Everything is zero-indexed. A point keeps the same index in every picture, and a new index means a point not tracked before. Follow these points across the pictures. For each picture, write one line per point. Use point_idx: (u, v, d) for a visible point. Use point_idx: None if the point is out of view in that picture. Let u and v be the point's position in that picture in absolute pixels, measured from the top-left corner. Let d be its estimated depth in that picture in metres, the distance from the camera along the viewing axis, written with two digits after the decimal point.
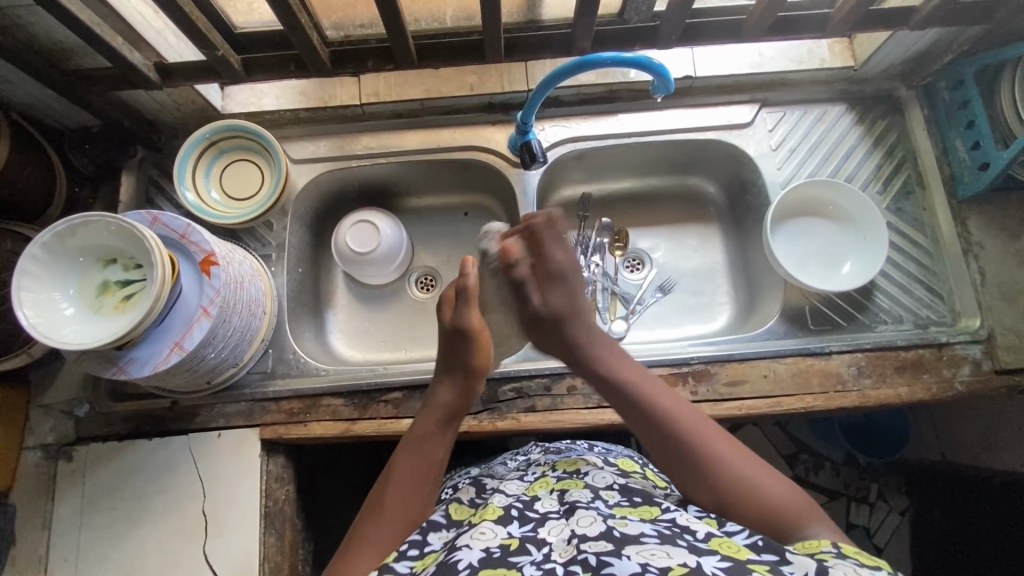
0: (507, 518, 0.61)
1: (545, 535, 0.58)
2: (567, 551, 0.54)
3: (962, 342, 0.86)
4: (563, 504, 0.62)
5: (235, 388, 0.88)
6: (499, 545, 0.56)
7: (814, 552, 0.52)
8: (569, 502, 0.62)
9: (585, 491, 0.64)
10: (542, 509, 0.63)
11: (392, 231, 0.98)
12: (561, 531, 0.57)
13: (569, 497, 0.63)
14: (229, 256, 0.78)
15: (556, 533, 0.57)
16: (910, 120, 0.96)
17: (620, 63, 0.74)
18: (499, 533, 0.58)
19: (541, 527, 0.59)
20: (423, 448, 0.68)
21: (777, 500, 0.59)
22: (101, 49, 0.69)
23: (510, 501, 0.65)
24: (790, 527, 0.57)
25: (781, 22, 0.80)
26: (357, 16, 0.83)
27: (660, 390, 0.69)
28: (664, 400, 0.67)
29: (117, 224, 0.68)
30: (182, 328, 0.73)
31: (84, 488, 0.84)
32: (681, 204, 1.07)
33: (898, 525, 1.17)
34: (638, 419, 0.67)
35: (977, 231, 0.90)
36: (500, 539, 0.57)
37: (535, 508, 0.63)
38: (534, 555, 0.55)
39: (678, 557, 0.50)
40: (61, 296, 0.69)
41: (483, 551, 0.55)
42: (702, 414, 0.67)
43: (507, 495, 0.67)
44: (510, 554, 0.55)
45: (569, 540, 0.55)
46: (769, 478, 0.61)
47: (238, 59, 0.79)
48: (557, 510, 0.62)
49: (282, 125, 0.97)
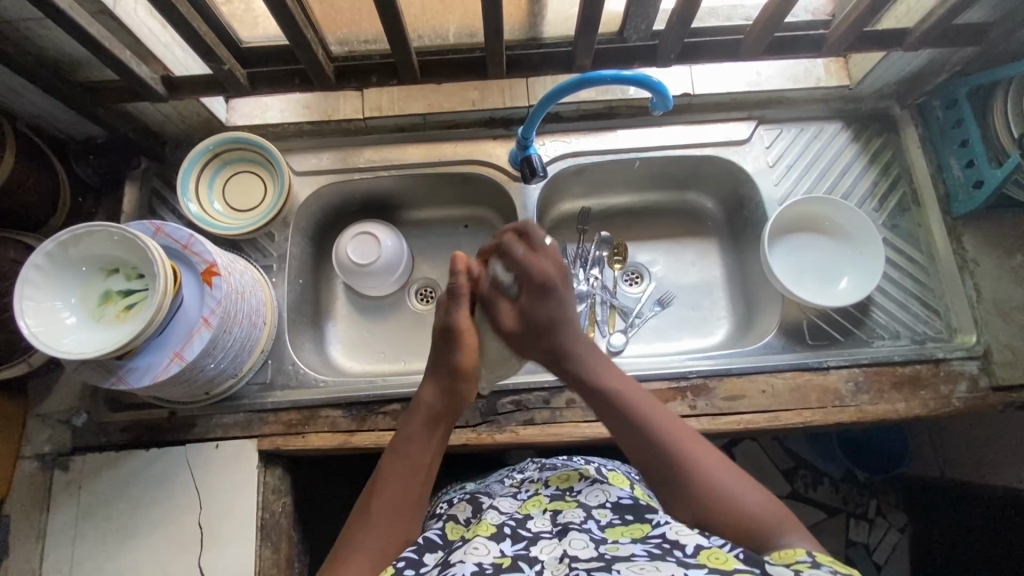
0: (500, 535, 0.61)
1: (538, 553, 0.59)
2: (560, 569, 0.55)
3: (959, 358, 0.87)
4: (556, 524, 0.63)
5: (234, 398, 0.88)
6: (492, 562, 0.56)
7: (790, 562, 0.51)
8: (562, 523, 0.63)
9: (578, 512, 0.65)
10: (535, 528, 0.63)
11: (392, 242, 0.99)
12: (554, 550, 0.59)
13: (562, 518, 0.64)
14: (230, 267, 0.78)
15: (548, 552, 0.59)
16: (905, 138, 0.97)
17: (620, 81, 0.74)
18: (492, 550, 0.58)
19: (533, 546, 0.60)
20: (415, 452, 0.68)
21: (749, 508, 0.59)
22: (109, 63, 0.70)
23: (503, 518, 0.65)
24: (754, 536, 0.57)
25: (778, 42, 0.82)
26: (361, 31, 0.85)
27: (647, 400, 0.69)
28: (658, 420, 0.67)
29: (120, 234, 0.69)
30: (182, 338, 0.73)
31: (80, 498, 0.84)
32: (680, 218, 1.08)
33: (898, 541, 1.18)
34: (626, 439, 0.67)
35: (972, 248, 0.91)
36: (492, 556, 0.57)
37: (528, 527, 0.63)
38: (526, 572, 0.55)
39: (667, 570, 0.50)
40: (62, 306, 0.69)
41: (476, 565, 0.56)
42: (689, 428, 0.67)
43: (500, 512, 0.67)
44: (503, 571, 0.55)
45: (562, 559, 0.56)
46: (741, 486, 0.61)
47: (243, 73, 0.80)
48: (549, 531, 0.62)
49: (285, 138, 0.98)
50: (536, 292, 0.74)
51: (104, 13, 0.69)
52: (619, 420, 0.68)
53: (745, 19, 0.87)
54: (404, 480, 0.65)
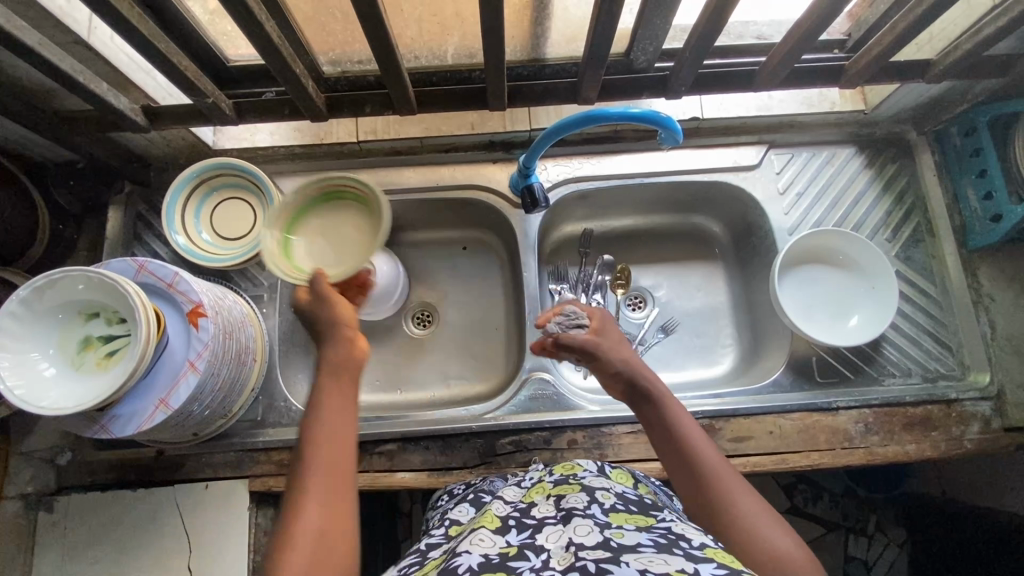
0: (505, 527, 0.55)
1: (544, 542, 0.51)
2: (566, 559, 0.48)
3: (971, 399, 0.84)
4: (560, 510, 0.56)
5: (224, 436, 0.85)
6: (498, 552, 0.50)
7: None
8: (566, 509, 0.56)
9: (582, 495, 0.58)
10: (540, 514, 0.56)
11: (388, 267, 0.96)
12: (559, 538, 0.51)
13: (567, 502, 0.57)
14: (218, 306, 0.75)
15: (554, 540, 0.51)
16: (921, 165, 0.94)
17: (629, 118, 0.70)
18: (498, 541, 0.52)
19: (539, 534, 0.53)
20: (337, 434, 0.60)
21: (778, 547, 0.53)
22: (85, 97, 0.66)
23: (508, 509, 0.59)
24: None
25: (796, 72, 0.78)
26: (354, 52, 0.80)
27: (692, 429, 0.65)
28: (699, 444, 0.63)
29: (96, 277, 0.65)
30: (167, 384, 0.70)
31: (65, 540, 0.81)
32: (685, 241, 1.05)
33: (896, 557, 1.17)
34: (670, 458, 0.64)
35: (988, 282, 0.89)
36: (498, 547, 0.51)
37: (533, 515, 0.57)
38: (533, 561, 0.49)
39: (677, 563, 0.45)
40: (39, 356, 0.65)
41: (483, 556, 0.50)
42: (733, 464, 0.62)
43: (504, 502, 0.61)
44: (509, 560, 0.49)
45: (567, 548, 0.49)
46: (782, 529, 0.55)
47: (230, 104, 0.75)
48: (554, 516, 0.55)
49: (275, 161, 0.94)
50: (599, 319, 0.78)
51: (79, 44, 0.64)
52: (665, 439, 0.65)
53: (757, 39, 0.83)
54: (328, 483, 0.57)
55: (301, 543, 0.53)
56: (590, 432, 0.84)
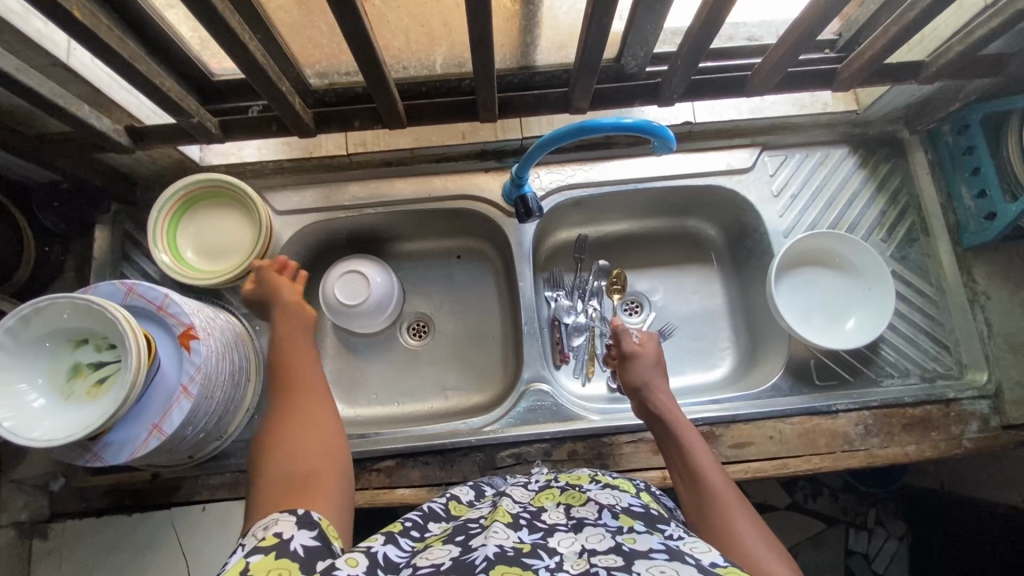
0: (516, 524, 0.52)
1: (556, 544, 0.49)
2: (579, 564, 0.46)
3: (969, 398, 0.85)
4: (570, 518, 0.54)
5: (220, 457, 0.84)
6: (512, 545, 0.48)
7: None
8: (577, 518, 0.54)
9: (592, 505, 0.56)
10: (550, 520, 0.54)
11: (382, 279, 0.95)
12: (572, 543, 0.49)
13: (577, 512, 0.55)
14: (210, 327, 0.73)
15: (566, 544, 0.49)
16: (913, 163, 0.94)
17: (620, 129, 0.69)
18: (511, 535, 0.49)
19: (551, 537, 0.51)
20: (298, 356, 0.70)
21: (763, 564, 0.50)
22: (66, 120, 0.64)
23: (517, 509, 0.57)
24: None
25: (789, 77, 0.77)
26: (340, 64, 0.78)
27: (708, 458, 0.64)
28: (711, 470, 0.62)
29: (84, 304, 0.64)
30: (160, 409, 0.68)
31: (61, 568, 0.80)
32: (680, 244, 1.04)
33: (896, 550, 1.17)
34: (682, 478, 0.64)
35: (982, 280, 0.88)
36: (512, 540, 0.48)
37: (543, 519, 0.55)
38: (547, 560, 0.46)
39: None
40: (28, 387, 0.64)
41: (498, 547, 0.47)
42: (744, 495, 0.59)
43: (512, 501, 0.59)
44: (524, 556, 0.46)
45: (580, 554, 0.47)
46: (776, 555, 0.51)
47: (216, 122, 0.74)
48: (565, 523, 0.53)
49: (264, 175, 0.92)
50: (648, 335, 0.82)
51: (57, 66, 0.63)
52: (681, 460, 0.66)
53: (748, 40, 0.82)
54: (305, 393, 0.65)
55: (292, 440, 0.59)
56: (590, 442, 0.83)
